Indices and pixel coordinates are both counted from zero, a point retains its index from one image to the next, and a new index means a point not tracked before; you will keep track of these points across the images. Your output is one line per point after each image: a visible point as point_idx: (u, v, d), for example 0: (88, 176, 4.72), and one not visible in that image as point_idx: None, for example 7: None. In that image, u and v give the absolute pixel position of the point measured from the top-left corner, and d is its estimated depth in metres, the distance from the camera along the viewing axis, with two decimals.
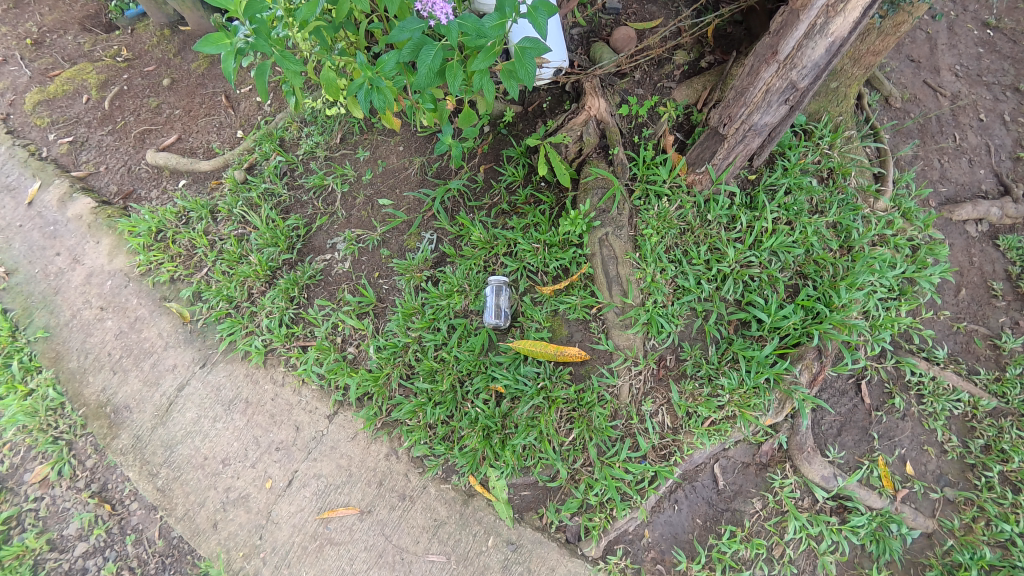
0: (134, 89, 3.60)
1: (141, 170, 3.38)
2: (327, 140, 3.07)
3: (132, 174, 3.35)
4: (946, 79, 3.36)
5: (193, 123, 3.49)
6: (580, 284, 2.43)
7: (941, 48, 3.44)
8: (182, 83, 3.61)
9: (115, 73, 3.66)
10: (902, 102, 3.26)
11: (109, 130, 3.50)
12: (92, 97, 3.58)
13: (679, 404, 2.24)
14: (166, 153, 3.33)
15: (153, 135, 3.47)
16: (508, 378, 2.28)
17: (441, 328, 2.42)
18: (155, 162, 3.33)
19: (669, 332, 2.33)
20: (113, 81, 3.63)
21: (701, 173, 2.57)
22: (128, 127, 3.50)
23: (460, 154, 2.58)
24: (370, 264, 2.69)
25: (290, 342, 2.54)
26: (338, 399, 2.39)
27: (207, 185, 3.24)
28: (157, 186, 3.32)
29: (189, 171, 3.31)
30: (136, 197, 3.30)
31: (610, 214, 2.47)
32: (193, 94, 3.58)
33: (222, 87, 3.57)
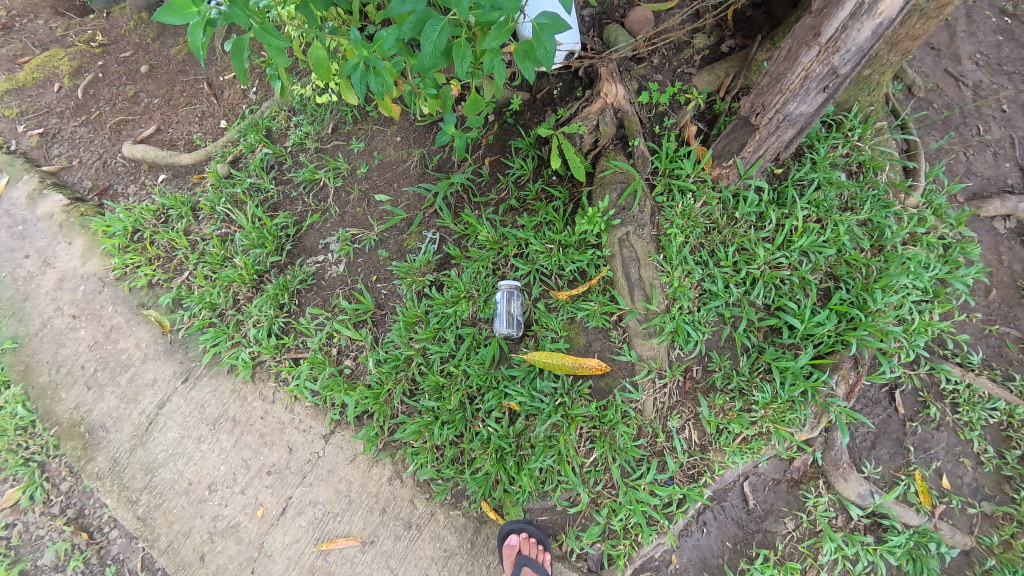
0: (110, 77, 3.32)
1: (118, 164, 3.13)
2: (318, 131, 2.99)
3: (107, 168, 3.11)
4: (966, 68, 3.15)
5: (174, 114, 3.26)
6: (598, 289, 2.18)
7: (960, 36, 3.22)
8: (162, 70, 3.35)
9: (89, 59, 3.35)
10: (923, 92, 3.08)
11: (83, 121, 3.23)
12: (65, 85, 3.29)
13: (709, 420, 2.03)
14: (144, 145, 3.12)
15: (131, 127, 3.22)
16: (523, 395, 2.04)
17: (447, 338, 2.17)
18: (133, 156, 3.12)
19: (696, 341, 2.11)
20: (86, 67, 3.33)
21: (729, 166, 2.37)
22: (103, 117, 3.24)
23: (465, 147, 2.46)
24: (366, 266, 2.43)
25: (280, 354, 2.28)
26: (333, 419, 2.13)
27: (189, 180, 3.10)
28: (137, 182, 3.10)
29: (169, 166, 3.13)
30: (113, 194, 3.08)
31: (631, 212, 2.23)
32: (173, 82, 3.33)
33: (204, 74, 3.33)
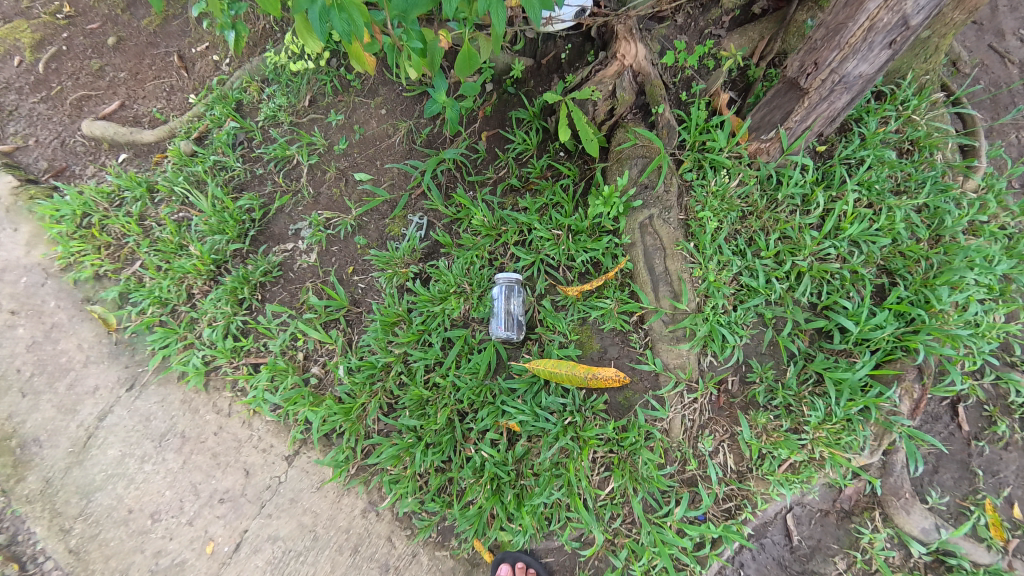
0: (74, 50, 2.89)
1: (76, 142, 2.80)
2: (292, 102, 2.61)
3: (65, 147, 2.78)
4: (1012, 44, 2.62)
5: (139, 88, 2.90)
6: (615, 284, 1.82)
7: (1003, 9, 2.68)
8: (130, 42, 2.93)
9: (52, 31, 2.87)
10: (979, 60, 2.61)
11: (43, 97, 2.83)
12: (26, 60, 2.84)
13: (751, 444, 1.68)
14: (104, 122, 2.79)
15: (93, 104, 2.86)
16: (525, 414, 1.69)
17: (433, 343, 1.81)
18: (91, 133, 2.79)
19: (733, 347, 1.76)
20: (48, 40, 2.86)
21: (770, 140, 2.01)
22: (64, 93, 2.85)
23: (458, 119, 2.11)
24: (341, 256, 2.07)
25: (237, 359, 1.92)
26: (296, 437, 1.79)
27: (150, 160, 2.80)
28: (96, 163, 2.76)
29: (130, 145, 2.82)
30: (69, 175, 2.75)
31: (654, 192, 1.86)
32: (141, 55, 2.93)
33: (177, 45, 2.94)
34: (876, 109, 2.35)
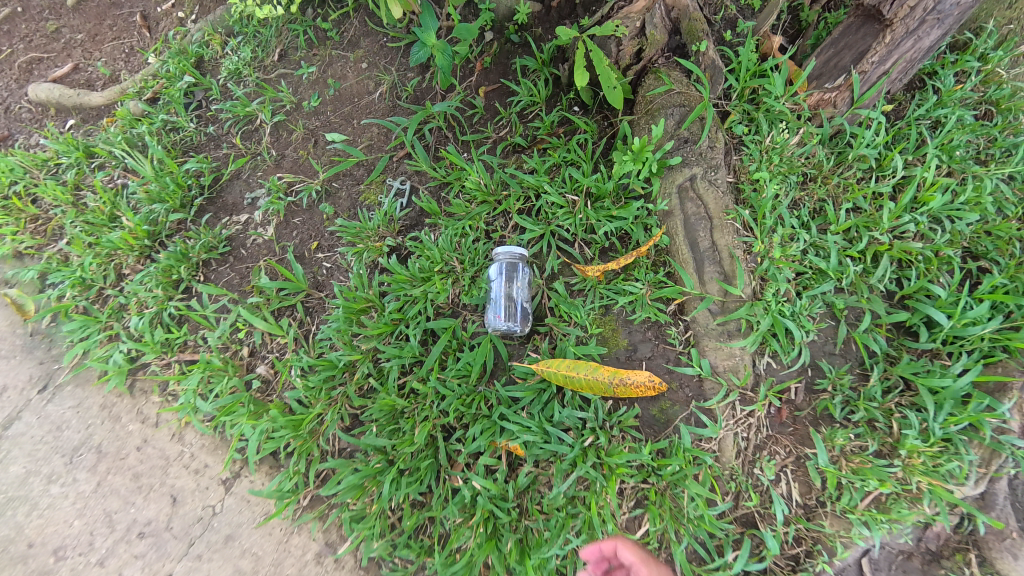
0: (30, 12, 2.51)
1: (21, 108, 2.39)
2: (259, 57, 2.20)
3: (9, 114, 2.39)
4: None
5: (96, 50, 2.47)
6: (648, 263, 1.44)
7: None
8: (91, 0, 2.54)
9: None
10: None
11: None
12: None
13: (828, 474, 1.29)
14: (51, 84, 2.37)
15: (43, 66, 2.45)
16: (534, 432, 1.30)
17: (410, 337, 1.42)
18: (37, 98, 2.37)
19: (800, 345, 1.37)
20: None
21: (836, 88, 1.61)
22: (14, 56, 2.47)
23: (449, 67, 1.75)
24: (304, 230, 1.68)
25: (168, 355, 1.55)
26: (231, 458, 1.39)
27: (97, 125, 2.34)
28: (38, 130, 2.35)
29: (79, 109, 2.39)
30: (11, 145, 2.35)
31: (696, 147, 1.47)
32: (102, 15, 2.51)
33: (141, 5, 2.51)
34: (949, 63, 1.83)
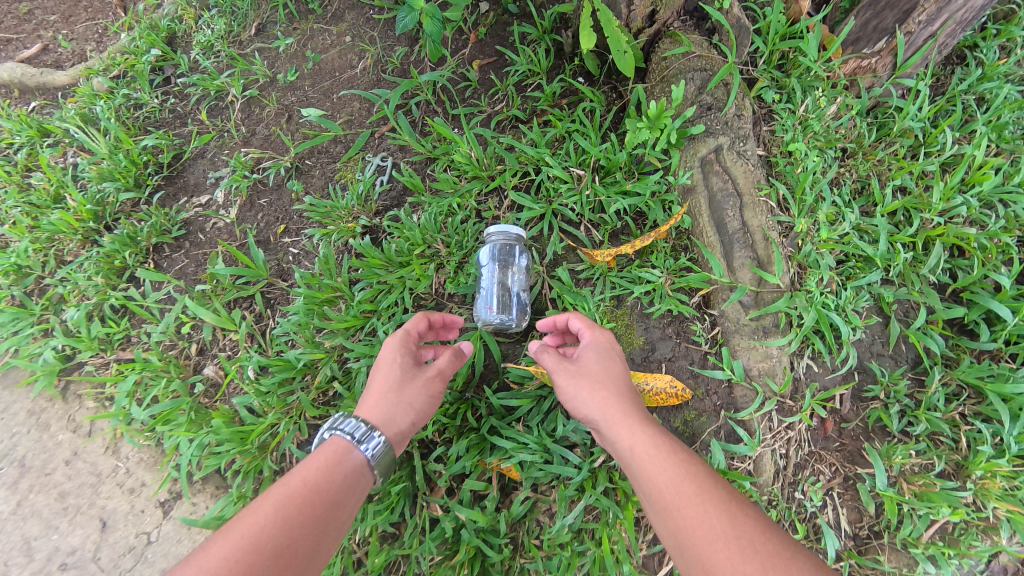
0: None
1: None
2: (235, 30, 1.80)
3: None
4: None
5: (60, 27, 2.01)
6: (666, 247, 1.25)
7: None
8: None
9: None
10: None
11: None
12: None
13: (889, 500, 1.09)
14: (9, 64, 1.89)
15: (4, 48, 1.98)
16: (535, 453, 1.08)
17: (380, 333, 1.21)
18: None
19: (849, 345, 1.16)
20: None
21: (876, 54, 1.36)
22: None
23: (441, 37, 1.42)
24: (270, 212, 1.47)
25: (106, 353, 1.34)
26: (169, 476, 1.19)
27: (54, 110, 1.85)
28: None
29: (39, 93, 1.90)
30: None
31: (721, 114, 1.28)
32: None
33: None
34: (990, 35, 1.48)
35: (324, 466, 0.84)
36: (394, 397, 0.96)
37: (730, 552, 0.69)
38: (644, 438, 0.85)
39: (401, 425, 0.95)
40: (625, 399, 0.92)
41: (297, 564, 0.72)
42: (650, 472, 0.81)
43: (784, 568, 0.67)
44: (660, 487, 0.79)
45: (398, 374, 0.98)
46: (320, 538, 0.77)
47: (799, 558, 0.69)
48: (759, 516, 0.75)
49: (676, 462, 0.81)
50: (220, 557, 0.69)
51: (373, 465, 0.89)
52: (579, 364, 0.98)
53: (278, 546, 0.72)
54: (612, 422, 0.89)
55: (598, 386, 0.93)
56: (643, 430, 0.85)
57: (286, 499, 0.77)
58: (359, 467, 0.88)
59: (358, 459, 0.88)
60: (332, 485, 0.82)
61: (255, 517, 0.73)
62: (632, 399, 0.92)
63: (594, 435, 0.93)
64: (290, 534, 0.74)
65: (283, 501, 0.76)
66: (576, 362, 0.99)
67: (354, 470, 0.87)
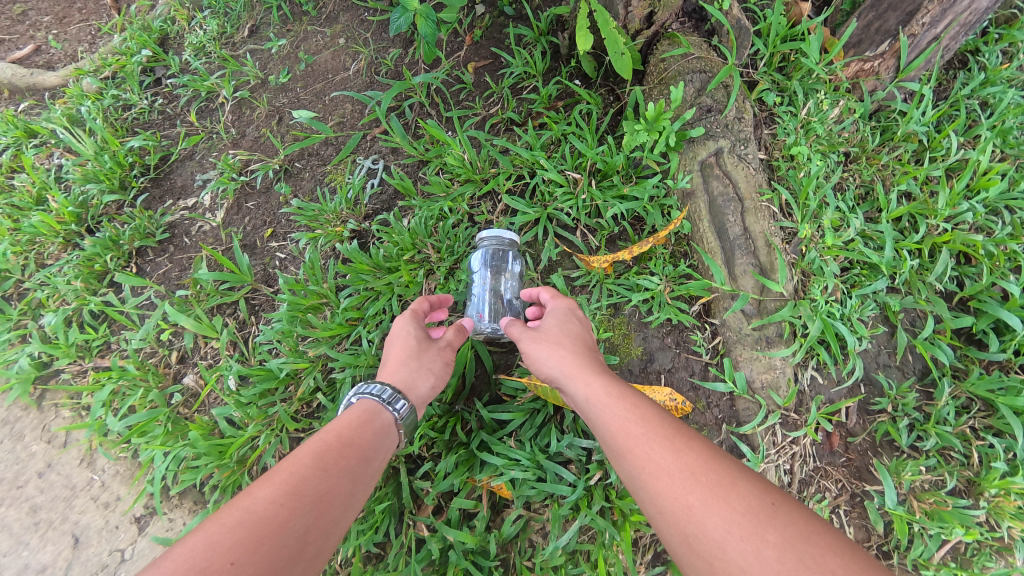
0: None
1: None
2: (228, 32, 1.77)
3: None
4: None
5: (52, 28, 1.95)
6: (664, 254, 1.21)
7: None
8: None
9: None
10: None
11: None
12: None
13: (898, 519, 1.05)
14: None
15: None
16: (528, 469, 1.03)
17: (367, 341, 1.16)
18: None
19: (854, 356, 1.12)
20: None
21: (880, 56, 1.33)
22: None
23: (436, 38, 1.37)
24: (257, 215, 1.43)
25: (84, 360, 1.30)
26: (144, 491, 1.14)
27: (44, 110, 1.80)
28: None
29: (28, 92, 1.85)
30: None
31: (721, 117, 1.24)
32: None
33: None
34: (991, 39, 1.44)
35: (353, 424, 0.83)
36: (416, 363, 0.97)
37: (671, 487, 0.67)
38: (599, 389, 0.85)
39: (421, 390, 0.96)
40: (582, 355, 0.93)
41: (335, 511, 0.70)
42: (603, 418, 0.81)
43: (727, 496, 0.63)
44: (613, 433, 0.78)
45: (416, 342, 1.00)
46: (356, 490, 0.75)
47: (747, 486, 0.64)
48: (709, 448, 0.71)
49: (624, 407, 0.80)
50: (261, 501, 0.66)
51: (400, 424, 0.88)
52: (542, 328, 1.00)
53: (318, 492, 0.70)
54: (570, 376, 0.90)
55: (557, 344, 0.95)
56: (596, 379, 0.86)
57: (321, 451, 0.76)
58: (387, 425, 0.87)
59: (387, 418, 0.87)
60: (364, 440, 0.81)
61: (294, 464, 0.71)
62: (591, 357, 0.93)
63: (559, 393, 0.94)
64: (329, 481, 0.72)
65: (319, 452, 0.75)
66: (541, 327, 1.01)
67: (382, 430, 0.86)
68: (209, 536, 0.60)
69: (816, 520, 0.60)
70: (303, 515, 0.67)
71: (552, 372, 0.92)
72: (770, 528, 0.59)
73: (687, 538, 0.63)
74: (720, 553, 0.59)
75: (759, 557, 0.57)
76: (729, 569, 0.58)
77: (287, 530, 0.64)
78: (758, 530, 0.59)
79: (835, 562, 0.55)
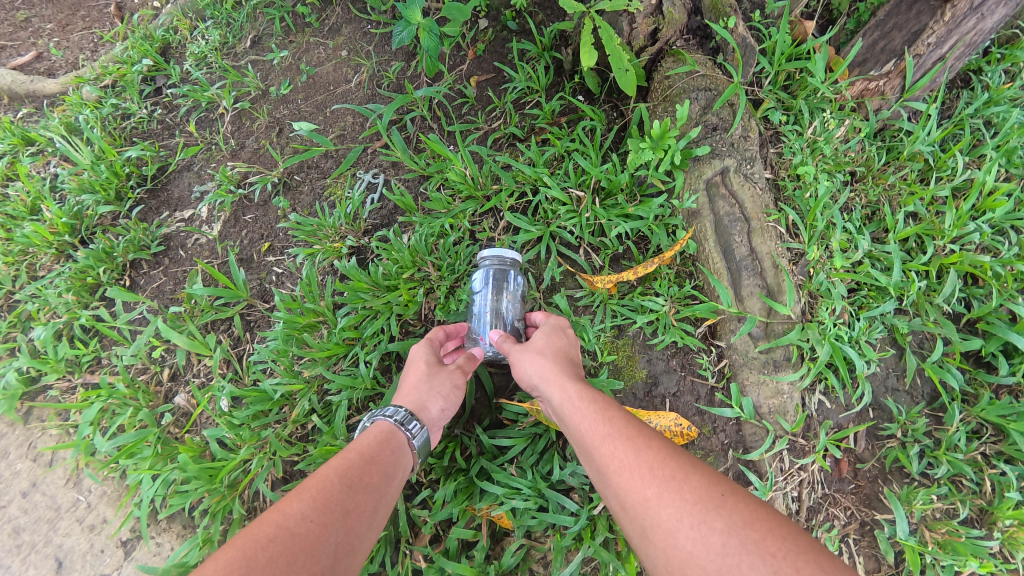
0: None
1: None
2: (229, 42, 1.75)
3: None
4: None
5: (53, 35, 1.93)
6: (669, 275, 1.19)
7: None
8: None
9: None
10: None
11: None
12: None
13: (909, 550, 1.02)
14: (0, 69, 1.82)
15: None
16: (529, 497, 1.00)
17: (365, 362, 1.14)
18: None
19: (863, 382, 1.09)
20: None
21: (885, 75, 1.32)
22: None
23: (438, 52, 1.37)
24: (255, 228, 1.41)
25: (73, 376, 1.27)
26: (131, 514, 1.10)
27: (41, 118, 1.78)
28: None
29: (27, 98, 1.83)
30: None
31: (727, 135, 1.22)
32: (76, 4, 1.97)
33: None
34: (994, 58, 1.42)
35: (371, 444, 0.84)
36: (426, 385, 0.96)
37: (629, 480, 0.69)
38: (571, 390, 0.87)
39: (433, 412, 0.95)
40: (559, 360, 0.95)
41: (362, 527, 0.70)
42: (573, 418, 0.83)
43: (679, 488, 0.65)
44: (581, 432, 0.81)
45: (426, 365, 0.99)
46: (380, 506, 0.75)
47: (699, 478, 0.67)
48: (671, 447, 0.73)
49: (593, 408, 0.82)
50: (291, 518, 0.65)
51: (415, 445, 0.89)
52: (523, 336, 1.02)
53: (347, 509, 0.70)
54: (545, 379, 0.92)
55: (535, 350, 0.96)
56: (568, 381, 0.88)
57: (345, 469, 0.76)
58: (403, 446, 0.88)
59: (403, 439, 0.88)
60: (386, 458, 0.82)
61: (320, 483, 0.71)
62: (567, 362, 0.95)
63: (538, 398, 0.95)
64: (356, 497, 0.72)
65: (344, 470, 0.75)
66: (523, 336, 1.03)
67: (399, 449, 0.87)
68: (243, 554, 0.59)
69: (763, 509, 0.63)
70: (334, 529, 0.67)
71: (529, 377, 0.94)
72: (716, 512, 0.62)
73: (643, 528, 0.66)
74: (671, 541, 0.62)
75: (706, 543, 0.60)
76: (679, 555, 0.60)
77: (321, 545, 0.64)
78: (706, 518, 0.61)
79: (776, 548, 0.57)
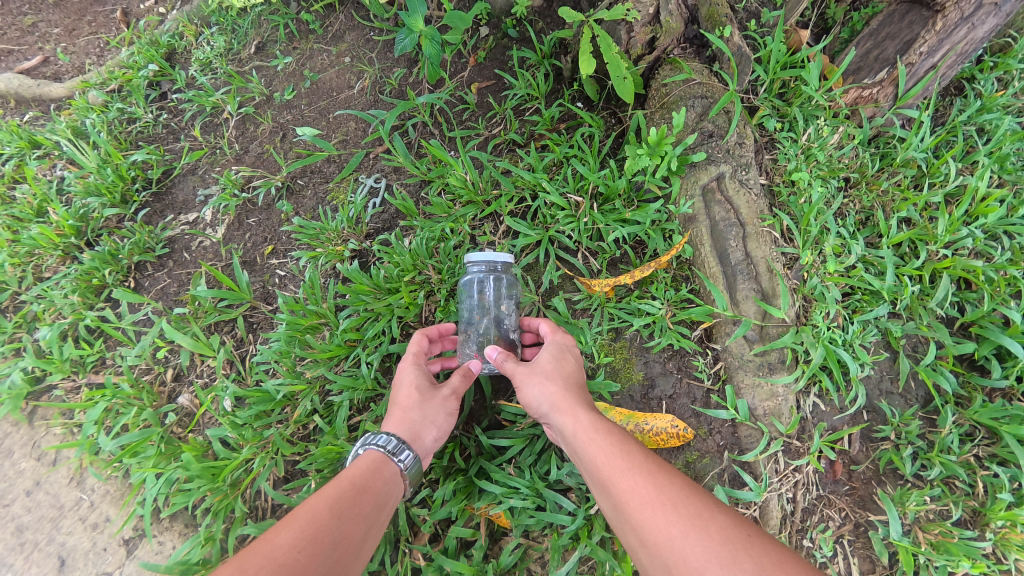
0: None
1: None
2: (235, 48, 1.78)
3: None
4: None
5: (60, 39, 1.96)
6: (665, 279, 1.21)
7: None
8: None
9: None
10: None
11: None
12: None
13: (902, 551, 1.03)
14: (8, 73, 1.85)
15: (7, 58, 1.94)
16: (527, 498, 1.02)
17: (365, 364, 1.16)
18: None
19: (857, 384, 1.11)
20: None
21: (879, 83, 1.34)
22: None
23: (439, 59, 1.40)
24: (259, 231, 1.43)
25: (78, 376, 1.29)
26: (134, 513, 1.12)
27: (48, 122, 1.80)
28: None
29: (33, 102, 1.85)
30: None
31: (723, 142, 1.25)
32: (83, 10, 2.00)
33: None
34: (987, 66, 1.45)
35: (362, 472, 0.86)
36: (419, 413, 0.96)
37: (654, 519, 0.70)
38: (587, 423, 0.87)
39: (426, 441, 0.96)
40: (571, 388, 0.94)
41: (349, 558, 0.73)
42: (590, 451, 0.83)
43: (706, 527, 0.67)
44: (598, 465, 0.81)
45: (418, 393, 0.98)
46: (367, 536, 0.78)
47: (724, 519, 0.69)
48: (692, 484, 0.75)
49: (610, 442, 0.83)
50: (280, 548, 0.67)
51: (406, 475, 0.91)
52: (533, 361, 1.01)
53: (336, 539, 0.73)
54: (558, 409, 0.91)
55: (548, 378, 0.96)
56: (584, 413, 0.88)
57: (336, 498, 0.78)
58: (394, 476, 0.89)
59: (393, 469, 0.90)
60: (376, 489, 0.84)
61: (310, 512, 0.73)
62: (580, 391, 0.94)
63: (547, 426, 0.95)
64: (344, 527, 0.74)
65: (335, 499, 0.78)
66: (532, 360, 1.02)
67: (389, 480, 0.88)
68: None
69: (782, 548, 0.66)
70: (322, 559, 0.69)
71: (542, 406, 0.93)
72: (744, 553, 0.64)
73: (667, 567, 0.66)
74: None
75: None
76: None
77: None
78: (735, 558, 0.63)
79: None
